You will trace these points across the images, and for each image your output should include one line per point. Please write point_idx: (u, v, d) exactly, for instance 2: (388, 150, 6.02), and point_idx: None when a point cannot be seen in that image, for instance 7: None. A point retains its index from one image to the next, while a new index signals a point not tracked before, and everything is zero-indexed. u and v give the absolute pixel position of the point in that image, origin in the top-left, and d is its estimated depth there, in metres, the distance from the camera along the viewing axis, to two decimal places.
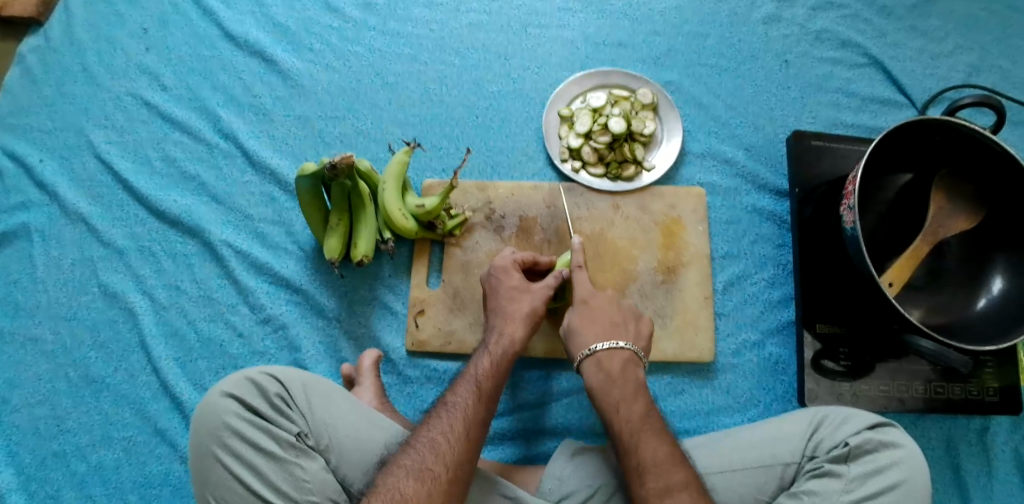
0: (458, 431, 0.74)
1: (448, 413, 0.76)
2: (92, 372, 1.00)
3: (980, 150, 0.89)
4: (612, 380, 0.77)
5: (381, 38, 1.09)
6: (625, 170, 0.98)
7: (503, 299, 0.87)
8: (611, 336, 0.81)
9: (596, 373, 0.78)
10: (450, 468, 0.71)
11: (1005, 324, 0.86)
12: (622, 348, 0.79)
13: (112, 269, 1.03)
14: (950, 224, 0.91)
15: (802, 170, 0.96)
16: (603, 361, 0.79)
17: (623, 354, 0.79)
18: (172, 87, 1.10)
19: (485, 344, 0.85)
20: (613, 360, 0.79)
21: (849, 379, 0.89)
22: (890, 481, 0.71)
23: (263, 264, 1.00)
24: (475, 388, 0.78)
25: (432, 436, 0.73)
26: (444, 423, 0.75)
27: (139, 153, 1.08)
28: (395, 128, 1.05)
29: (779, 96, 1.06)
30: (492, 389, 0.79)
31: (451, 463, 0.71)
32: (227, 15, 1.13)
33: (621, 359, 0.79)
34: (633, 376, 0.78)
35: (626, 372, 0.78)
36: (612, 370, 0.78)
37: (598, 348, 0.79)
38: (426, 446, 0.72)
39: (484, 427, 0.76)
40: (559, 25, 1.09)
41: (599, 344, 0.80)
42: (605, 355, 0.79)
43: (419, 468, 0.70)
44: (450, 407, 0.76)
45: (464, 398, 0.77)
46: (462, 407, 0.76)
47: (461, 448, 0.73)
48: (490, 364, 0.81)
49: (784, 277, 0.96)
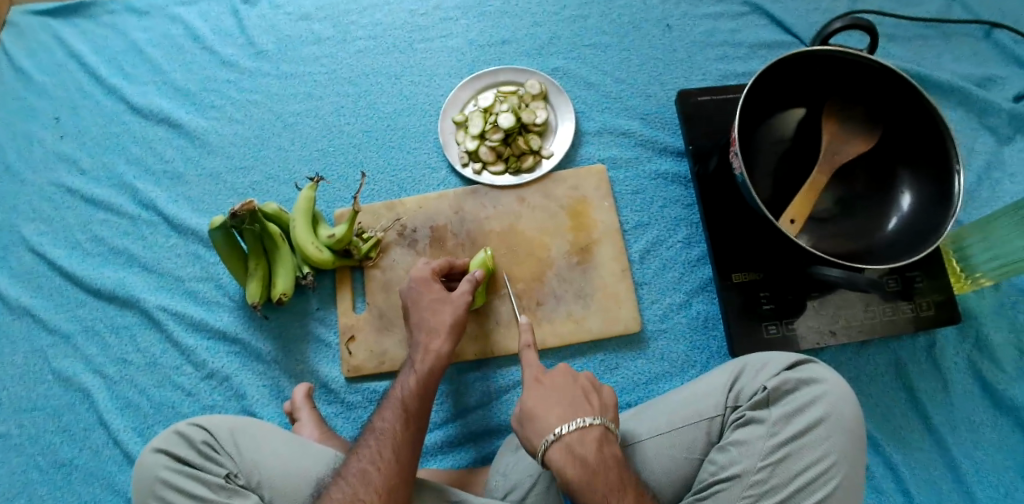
0: (388, 455, 0.73)
1: (376, 442, 0.75)
2: (58, 456, 1.02)
3: (859, 71, 0.88)
4: (594, 471, 0.68)
5: (277, 84, 1.13)
6: (524, 162, 1.00)
7: (421, 309, 0.88)
8: (574, 413, 0.72)
9: (571, 463, 0.69)
10: (382, 493, 0.70)
11: (915, 239, 0.85)
12: (592, 426, 0.71)
13: (61, 354, 1.07)
14: (848, 150, 0.90)
15: (692, 126, 0.98)
16: (575, 445, 0.70)
17: (595, 431, 0.71)
18: (91, 169, 1.15)
19: (410, 360, 0.84)
20: (587, 446, 0.70)
21: (776, 321, 0.89)
22: (813, 417, 0.71)
23: (199, 322, 1.03)
24: (402, 409, 0.78)
25: (362, 467, 0.72)
26: (372, 451, 0.74)
27: (70, 239, 1.12)
28: (302, 167, 1.08)
29: (666, 60, 1.07)
30: (419, 407, 0.79)
31: (382, 489, 0.71)
32: (130, 90, 1.17)
33: (595, 439, 0.70)
34: (610, 455, 0.70)
35: (603, 454, 0.70)
36: (589, 458, 0.69)
37: (565, 432, 0.70)
38: (355, 477, 0.71)
39: (414, 444, 0.76)
40: (443, 36, 1.11)
41: (564, 427, 0.70)
42: (574, 439, 0.70)
43: (350, 500, 0.69)
44: (377, 433, 0.76)
45: (391, 422, 0.77)
46: (389, 431, 0.76)
47: (392, 471, 0.72)
48: (417, 382, 0.81)
49: (698, 234, 0.97)
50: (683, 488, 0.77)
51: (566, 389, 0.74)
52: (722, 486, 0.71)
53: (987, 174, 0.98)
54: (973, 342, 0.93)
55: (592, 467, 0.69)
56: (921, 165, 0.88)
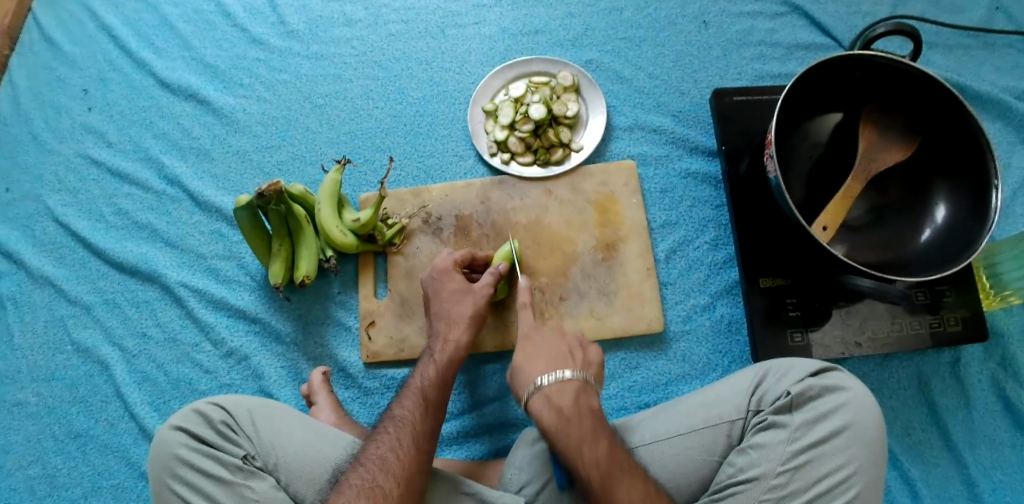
0: (407, 443, 0.73)
1: (395, 430, 0.74)
2: (76, 427, 1.03)
3: (901, 78, 0.86)
4: (567, 416, 0.71)
5: (306, 64, 1.12)
6: (553, 154, 0.99)
7: (444, 301, 0.87)
8: (556, 366, 0.77)
9: (546, 408, 0.73)
10: (401, 482, 0.70)
11: (949, 253, 0.84)
12: (569, 378, 0.74)
13: (81, 325, 1.07)
14: (883, 157, 0.88)
15: (726, 126, 0.96)
16: (553, 394, 0.74)
17: (573, 384, 0.74)
18: (117, 142, 1.14)
19: (429, 349, 0.85)
20: (563, 394, 0.74)
21: (801, 329, 0.88)
22: (836, 425, 0.70)
23: (220, 299, 1.03)
24: (421, 398, 0.78)
25: (381, 454, 0.72)
26: (392, 439, 0.73)
27: (94, 211, 1.12)
28: (329, 148, 1.07)
29: (701, 58, 1.05)
30: (438, 398, 0.78)
31: (401, 477, 0.70)
32: (159, 64, 1.16)
33: (572, 390, 0.74)
34: (587, 407, 0.73)
35: (579, 404, 0.73)
36: (564, 406, 0.73)
37: (545, 382, 0.75)
38: (375, 463, 0.71)
39: (433, 435, 0.76)
40: (475, 23, 1.10)
41: (544, 377, 0.75)
42: (553, 389, 0.74)
43: (370, 487, 0.68)
44: (396, 421, 0.75)
45: (410, 410, 0.77)
46: (408, 419, 0.75)
47: (413, 461, 0.72)
48: (436, 372, 0.81)
49: (726, 236, 0.96)
50: (699, 489, 0.76)
51: (553, 346, 0.79)
52: (740, 488, 0.70)
53: (1022, 190, 0.97)
54: (998, 359, 0.92)
55: (566, 413, 0.72)
56: (958, 177, 0.86)
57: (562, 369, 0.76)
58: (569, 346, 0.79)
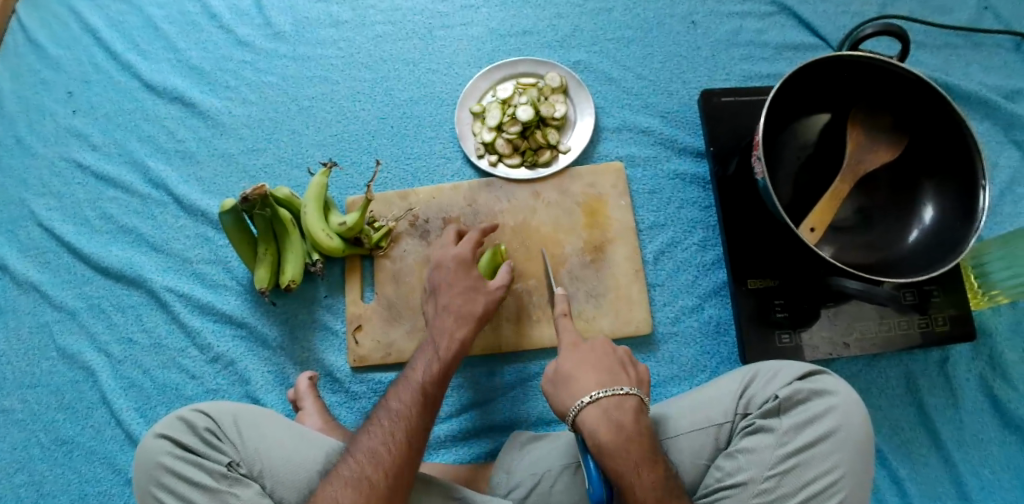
0: (399, 437, 0.71)
1: (388, 422, 0.73)
2: (61, 434, 1.02)
3: (890, 79, 0.86)
4: (630, 435, 0.69)
5: (293, 66, 1.11)
6: (541, 156, 0.98)
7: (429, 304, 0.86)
8: (611, 382, 0.73)
9: (605, 425, 0.70)
10: (389, 475, 0.69)
11: (935, 255, 0.84)
12: (631, 395, 0.72)
13: (65, 331, 1.06)
14: (871, 159, 0.88)
15: (715, 127, 0.96)
16: (612, 409, 0.70)
17: (634, 401, 0.72)
18: (102, 145, 1.13)
19: (432, 342, 0.82)
20: (626, 412, 0.71)
21: (789, 330, 0.87)
22: (825, 429, 0.70)
23: (206, 304, 1.02)
24: (418, 393, 0.76)
25: (372, 446, 0.71)
26: (384, 431, 0.72)
27: (79, 215, 1.11)
28: (315, 151, 1.06)
29: (690, 58, 1.05)
30: (434, 394, 0.76)
31: (389, 470, 0.69)
32: (144, 66, 1.15)
33: (632, 406, 0.71)
34: (645, 427, 0.71)
35: (640, 424, 0.71)
36: (626, 423, 0.70)
37: (603, 396, 0.71)
38: (365, 455, 0.70)
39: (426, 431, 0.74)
40: (463, 24, 1.09)
41: (601, 391, 0.71)
42: (610, 405, 0.71)
43: (357, 478, 0.68)
44: (390, 414, 0.74)
45: (406, 403, 0.75)
46: (402, 413, 0.74)
47: (402, 456, 0.70)
48: (436, 367, 0.79)
49: (714, 237, 0.96)
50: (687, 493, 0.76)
51: (606, 359, 0.76)
52: (728, 493, 0.70)
53: (1010, 190, 0.97)
54: (986, 358, 0.92)
55: (629, 432, 0.69)
56: (946, 178, 0.86)
57: (618, 385, 0.73)
58: (621, 360, 0.76)
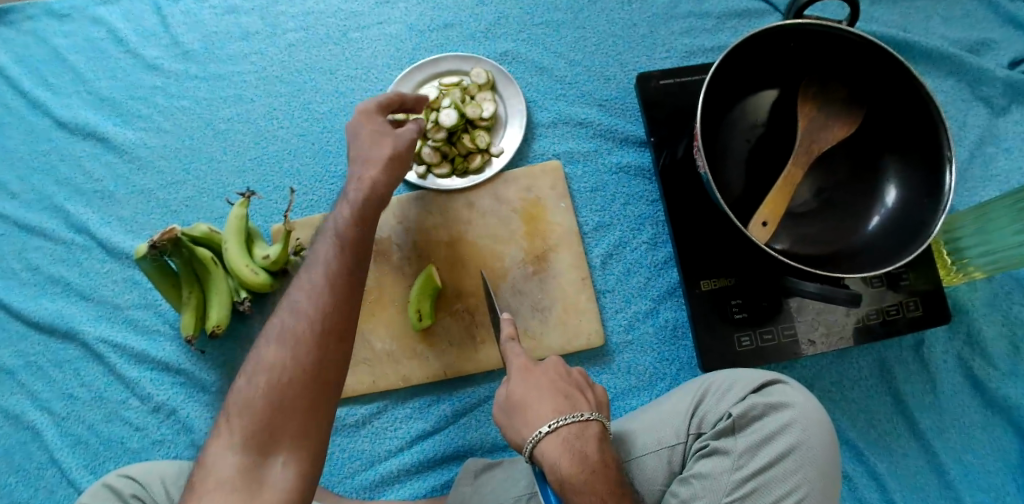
0: (279, 358, 0.63)
1: (307, 275, 0.67)
2: (13, 497, 0.97)
3: (835, 44, 0.78)
4: (595, 469, 0.61)
5: (204, 87, 1.03)
6: (472, 162, 0.90)
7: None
8: (569, 408, 0.63)
9: (568, 456, 0.61)
10: (270, 398, 0.61)
11: (902, 236, 0.77)
12: (592, 421, 0.63)
13: (6, 392, 1.00)
14: (826, 137, 0.80)
15: (655, 115, 0.88)
16: (574, 439, 0.62)
17: (596, 427, 0.63)
18: (20, 194, 1.05)
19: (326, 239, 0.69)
20: (588, 441, 0.62)
21: (748, 331, 0.81)
22: (781, 449, 0.64)
23: (140, 353, 0.97)
24: (337, 239, 0.69)
25: (254, 369, 0.63)
26: (267, 351, 0.64)
27: (4, 269, 1.03)
28: (235, 178, 0.99)
29: (627, 37, 0.96)
30: (356, 237, 0.69)
31: (272, 394, 0.61)
32: (54, 102, 1.07)
33: (595, 434, 0.63)
34: (610, 456, 0.63)
35: (603, 453, 0.62)
36: (589, 454, 0.61)
37: (561, 425, 0.62)
38: (248, 380, 0.63)
39: (332, 316, 0.64)
40: (379, 23, 1.01)
41: (558, 419, 0.62)
42: (571, 434, 0.62)
43: (285, 328, 0.64)
44: (273, 329, 0.65)
45: (325, 249, 0.68)
46: (285, 329, 0.64)
47: (287, 375, 0.62)
48: (350, 211, 0.71)
49: (665, 234, 0.89)
50: None
51: (560, 381, 0.66)
52: None
53: (979, 151, 0.89)
54: (964, 336, 0.86)
55: (593, 464, 0.61)
56: (909, 151, 0.78)
57: (578, 409, 0.64)
58: (578, 382, 0.67)
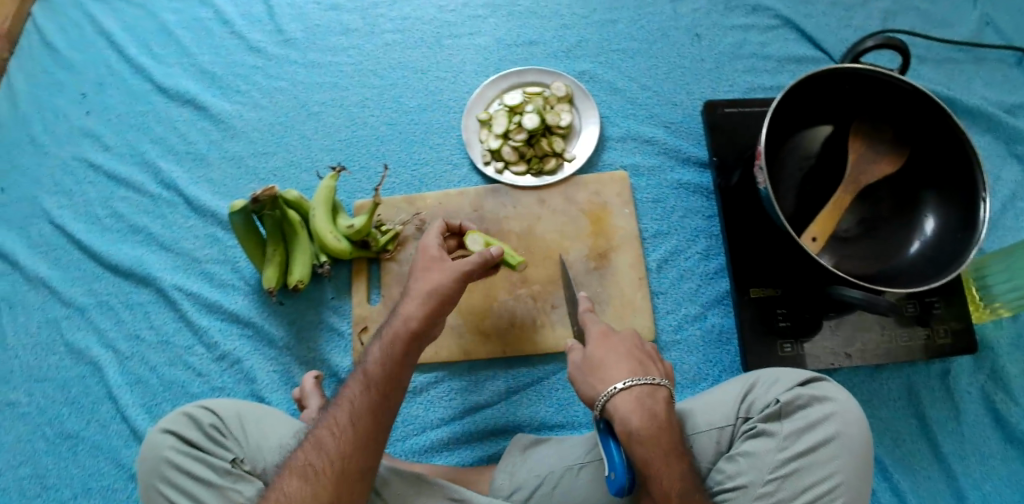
0: (344, 425, 0.68)
1: (336, 410, 0.70)
2: (66, 427, 1.00)
3: (888, 90, 0.87)
4: (662, 427, 0.66)
5: (303, 71, 1.13)
6: (547, 164, 1.00)
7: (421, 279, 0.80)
8: (642, 372, 0.70)
9: (639, 412, 0.67)
10: (335, 464, 0.66)
11: (937, 265, 0.85)
12: (662, 386, 0.69)
13: (74, 326, 1.04)
14: (873, 169, 0.90)
15: (718, 139, 0.97)
16: (646, 398, 0.68)
17: (665, 392, 0.70)
18: (113, 146, 1.13)
19: (391, 315, 0.73)
20: (657, 402, 0.68)
21: (791, 340, 0.88)
22: (825, 435, 0.70)
23: (214, 303, 1.02)
24: (364, 376, 0.71)
25: (320, 433, 0.68)
26: (332, 419, 0.69)
27: (90, 213, 1.09)
28: (324, 156, 1.08)
29: (693, 70, 1.07)
30: (381, 375, 0.70)
31: (336, 459, 0.66)
32: (156, 69, 1.15)
33: (664, 398, 0.69)
34: (675, 418, 0.69)
35: (670, 414, 0.68)
36: (659, 413, 0.67)
37: (636, 384, 0.68)
38: (313, 442, 0.68)
39: (352, 462, 0.66)
40: (470, 33, 1.11)
41: (633, 379, 0.69)
42: (644, 394, 0.68)
43: (304, 466, 0.66)
44: (342, 399, 0.70)
45: (353, 390, 0.70)
46: (351, 398, 0.70)
47: (350, 442, 0.67)
48: (379, 348, 0.72)
49: (717, 247, 0.97)
50: None
51: (635, 348, 0.74)
52: (728, 496, 0.70)
53: (1011, 204, 0.97)
54: (987, 371, 0.93)
55: (661, 423, 0.67)
56: (949, 189, 0.87)
57: (649, 375, 0.71)
58: (650, 353, 0.74)
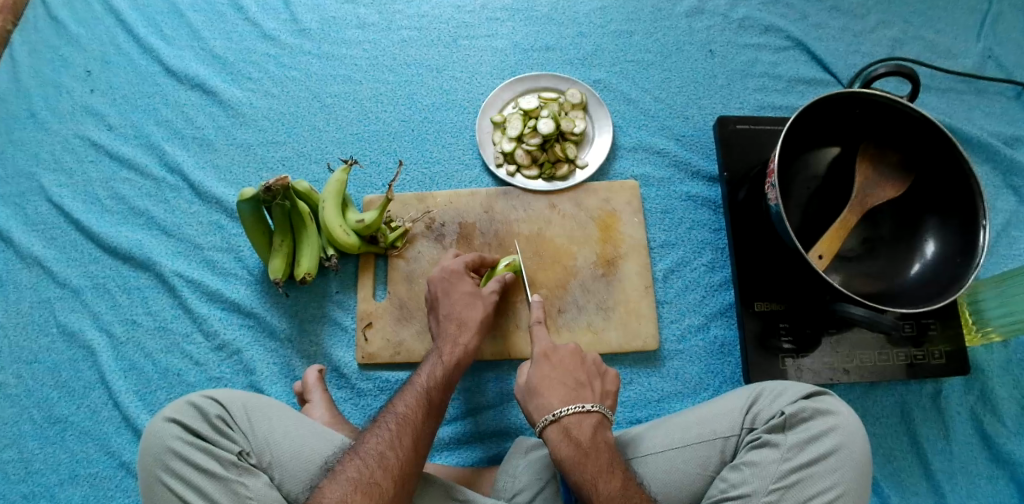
0: (407, 443, 0.72)
1: (391, 428, 0.73)
2: (54, 412, 0.96)
3: (897, 117, 0.90)
4: (584, 452, 0.71)
5: (317, 63, 1.12)
6: (559, 169, 1.00)
7: (454, 304, 0.87)
8: (575, 399, 0.76)
9: (564, 443, 0.73)
10: (398, 481, 0.69)
11: (937, 288, 0.87)
12: (590, 411, 0.74)
13: (68, 308, 1.01)
14: (879, 192, 0.91)
15: (730, 154, 0.99)
16: (573, 427, 0.73)
17: (593, 418, 0.74)
18: (118, 126, 1.11)
19: (437, 350, 0.84)
20: (583, 428, 0.73)
21: (793, 355, 0.90)
22: (826, 447, 0.71)
23: (215, 292, 1.00)
24: (422, 398, 0.77)
25: (381, 450, 0.71)
26: (392, 436, 0.72)
27: (90, 194, 1.07)
28: (334, 149, 1.07)
29: (706, 85, 1.08)
30: (438, 403, 0.78)
31: (399, 477, 0.69)
32: (166, 51, 1.14)
33: (591, 423, 0.74)
34: (604, 442, 0.73)
35: (597, 439, 0.73)
36: (583, 440, 0.73)
37: (563, 413, 0.74)
38: (374, 458, 0.70)
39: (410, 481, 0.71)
40: (487, 35, 1.12)
41: (563, 409, 0.74)
42: (572, 421, 0.74)
43: (366, 481, 0.68)
44: (398, 418, 0.74)
45: (411, 410, 0.76)
46: (409, 418, 0.74)
47: (410, 460, 0.71)
48: (440, 373, 0.80)
49: (723, 260, 0.98)
50: None
51: (571, 372, 0.79)
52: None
53: (1005, 232, 1.01)
54: (977, 392, 0.95)
55: (584, 449, 0.72)
56: (949, 215, 0.89)
57: (582, 401, 0.76)
58: (586, 376, 0.78)
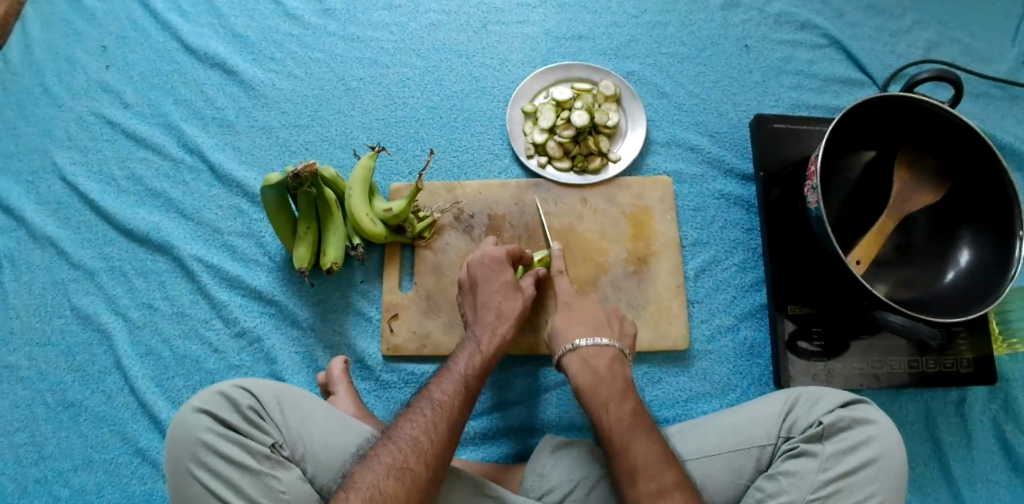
0: (442, 430, 0.69)
1: (433, 412, 0.70)
2: (68, 397, 0.94)
3: (940, 123, 0.88)
4: (601, 379, 0.76)
5: (342, 44, 1.08)
6: (591, 162, 0.98)
7: (490, 290, 0.84)
8: (595, 332, 0.81)
9: (583, 372, 0.78)
10: (431, 468, 0.66)
11: (971, 296, 0.86)
12: (606, 344, 0.80)
13: (82, 291, 0.98)
14: (916, 199, 0.91)
15: (766, 153, 0.98)
16: (591, 357, 0.79)
17: (611, 350, 0.79)
18: (134, 104, 1.07)
19: (473, 338, 0.81)
20: (599, 359, 0.78)
21: (824, 359, 0.90)
22: (865, 457, 0.70)
23: (235, 278, 0.97)
24: (460, 386, 0.74)
25: (415, 435, 0.68)
26: (427, 421, 0.69)
27: (105, 173, 1.04)
28: (361, 134, 1.04)
29: (741, 81, 1.06)
30: (475, 391, 0.75)
31: (432, 463, 0.66)
32: (186, 28, 1.10)
33: (608, 355, 0.79)
34: (621, 373, 0.78)
35: (614, 369, 0.78)
36: (599, 369, 0.77)
37: (582, 345, 0.79)
38: (407, 443, 0.67)
39: (441, 466, 0.67)
40: (519, 22, 1.09)
41: (582, 341, 0.80)
42: (589, 352, 0.79)
43: (399, 467, 0.65)
44: (433, 404, 0.71)
45: (448, 396, 0.72)
46: (446, 405, 0.71)
47: (445, 446, 0.68)
48: (479, 363, 0.77)
49: (754, 260, 0.97)
50: None
51: (594, 313, 0.84)
52: None
53: None
54: (1001, 401, 0.95)
55: (601, 378, 0.77)
56: (987, 224, 0.88)
57: (599, 336, 0.81)
58: (607, 316, 0.83)
